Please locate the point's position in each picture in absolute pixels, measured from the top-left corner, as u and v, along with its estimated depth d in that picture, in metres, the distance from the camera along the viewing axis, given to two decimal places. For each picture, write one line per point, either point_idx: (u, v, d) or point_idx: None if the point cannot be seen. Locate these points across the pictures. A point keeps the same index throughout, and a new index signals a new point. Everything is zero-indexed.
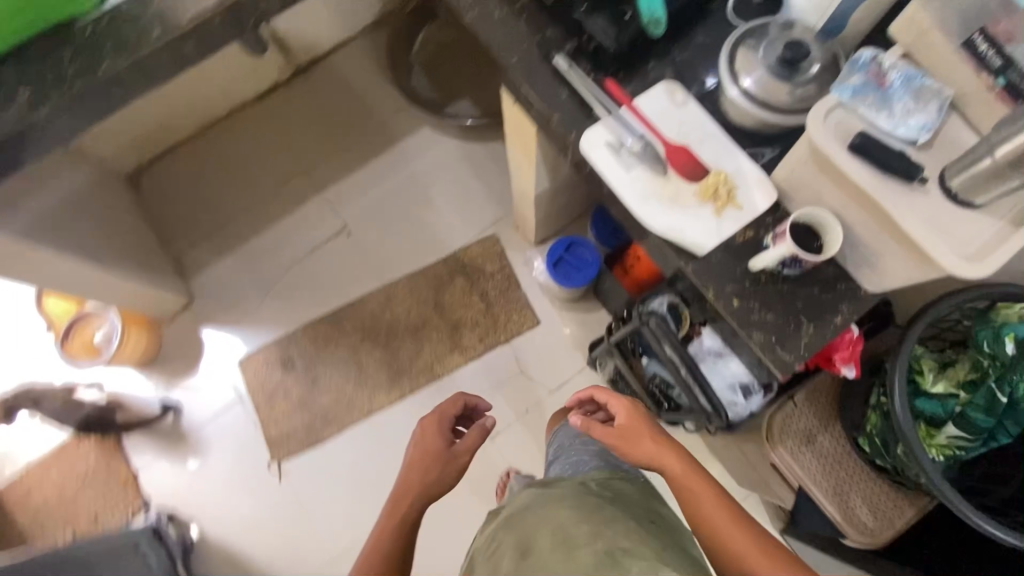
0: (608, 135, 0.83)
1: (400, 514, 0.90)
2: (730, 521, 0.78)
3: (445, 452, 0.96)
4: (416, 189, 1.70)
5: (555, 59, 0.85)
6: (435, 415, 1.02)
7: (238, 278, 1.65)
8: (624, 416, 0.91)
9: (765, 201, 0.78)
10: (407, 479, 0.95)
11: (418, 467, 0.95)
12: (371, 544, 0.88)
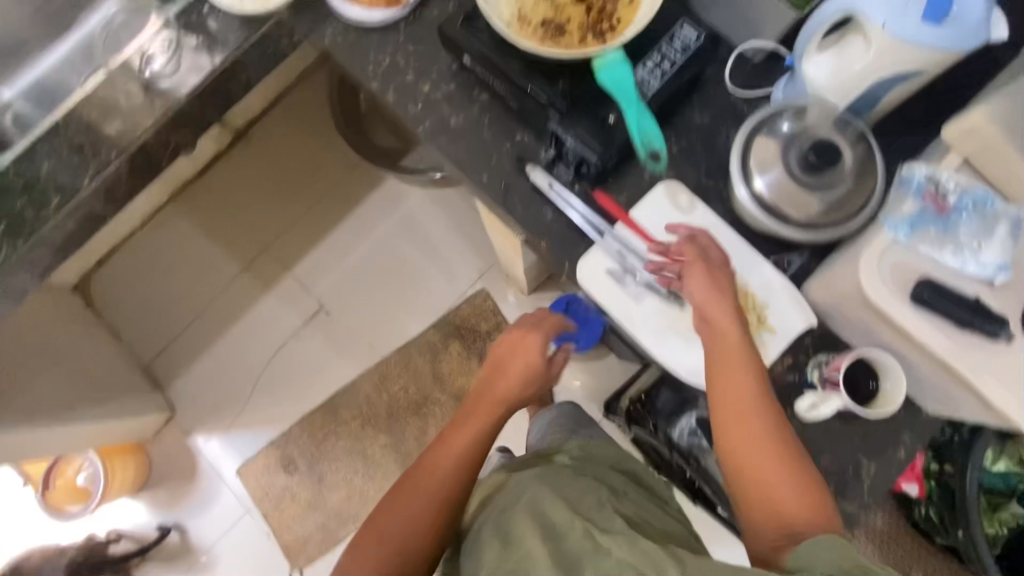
0: (609, 261, 0.71)
1: (455, 443, 0.74)
2: (761, 430, 0.60)
3: (541, 368, 0.78)
4: (392, 252, 1.56)
5: (532, 174, 0.73)
6: (517, 326, 0.81)
7: (219, 378, 1.53)
8: (698, 289, 0.65)
9: (802, 322, 0.67)
10: (465, 433, 0.75)
11: (501, 372, 0.78)
12: (409, 482, 0.72)
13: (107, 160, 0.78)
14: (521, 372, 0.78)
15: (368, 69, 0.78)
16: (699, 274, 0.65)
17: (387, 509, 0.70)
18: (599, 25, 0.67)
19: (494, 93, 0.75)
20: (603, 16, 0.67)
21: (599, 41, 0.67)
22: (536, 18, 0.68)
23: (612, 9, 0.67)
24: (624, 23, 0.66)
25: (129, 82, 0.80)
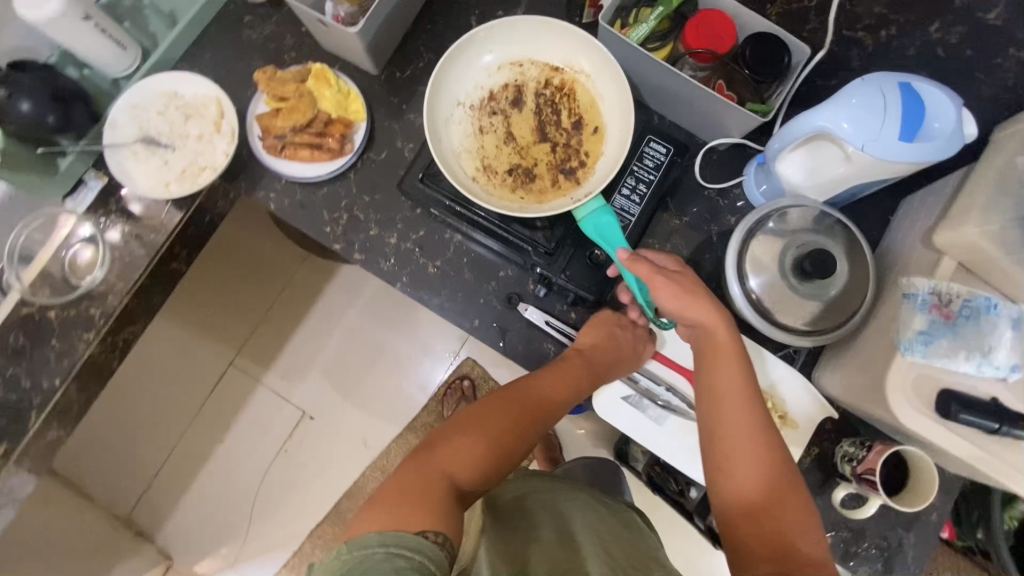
0: (622, 387, 0.69)
1: (539, 392, 0.63)
2: (755, 454, 0.55)
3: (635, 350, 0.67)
4: (365, 339, 1.48)
5: (526, 314, 0.69)
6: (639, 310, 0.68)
7: (212, 513, 1.43)
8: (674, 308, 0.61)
9: (821, 414, 0.67)
10: (556, 373, 0.65)
11: (605, 342, 0.66)
12: (471, 418, 0.61)
13: (52, 389, 0.70)
14: (623, 352, 0.66)
15: (325, 228, 0.73)
16: (665, 286, 0.61)
17: (447, 441, 0.59)
18: (565, 163, 0.67)
19: (466, 234, 0.71)
20: (568, 153, 0.67)
21: (570, 179, 0.67)
22: (501, 165, 0.67)
23: (576, 144, 0.67)
24: (591, 159, 0.67)
25: (52, 293, 0.71)
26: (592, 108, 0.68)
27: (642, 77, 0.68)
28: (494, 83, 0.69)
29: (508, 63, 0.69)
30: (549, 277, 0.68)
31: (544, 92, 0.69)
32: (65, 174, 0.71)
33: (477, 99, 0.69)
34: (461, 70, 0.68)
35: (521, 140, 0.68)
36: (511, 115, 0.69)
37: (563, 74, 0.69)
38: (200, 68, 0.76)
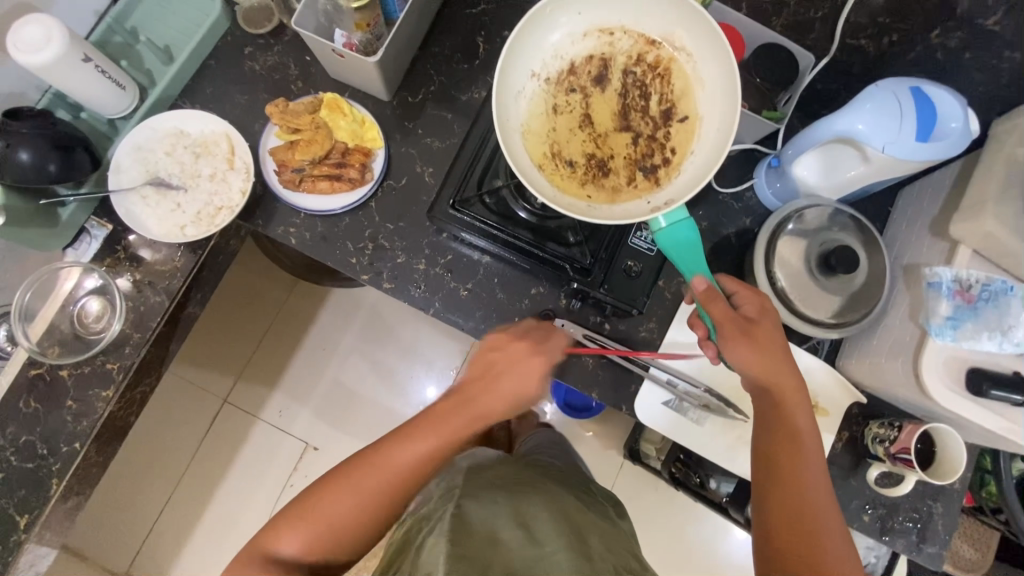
0: (661, 392, 0.70)
1: (415, 453, 0.56)
2: (817, 507, 0.55)
3: (520, 400, 0.60)
4: (364, 362, 1.45)
5: (565, 328, 0.69)
6: (507, 352, 0.60)
7: (218, 557, 1.37)
8: (743, 356, 0.58)
9: (850, 400, 0.70)
10: (446, 419, 0.58)
11: (486, 381, 0.59)
12: (341, 479, 0.55)
13: (72, 452, 0.66)
14: (501, 401, 0.59)
15: (350, 260, 0.72)
16: (736, 336, 0.59)
17: (291, 530, 0.53)
18: (647, 158, 0.59)
19: (495, 254, 0.71)
20: (653, 146, 0.59)
21: (649, 179, 0.59)
22: (575, 151, 0.59)
23: (662, 138, 0.59)
24: (677, 156, 0.58)
25: (63, 351, 0.67)
26: (685, 95, 0.59)
27: None
28: (578, 53, 0.60)
29: (596, 28, 0.60)
30: (584, 291, 0.69)
31: (634, 70, 0.60)
32: (66, 226, 0.67)
33: (555, 71, 0.60)
34: (536, 36, 0.59)
35: (600, 126, 0.60)
36: (591, 94, 0.61)
37: (660, 48, 0.59)
38: (202, 104, 0.74)
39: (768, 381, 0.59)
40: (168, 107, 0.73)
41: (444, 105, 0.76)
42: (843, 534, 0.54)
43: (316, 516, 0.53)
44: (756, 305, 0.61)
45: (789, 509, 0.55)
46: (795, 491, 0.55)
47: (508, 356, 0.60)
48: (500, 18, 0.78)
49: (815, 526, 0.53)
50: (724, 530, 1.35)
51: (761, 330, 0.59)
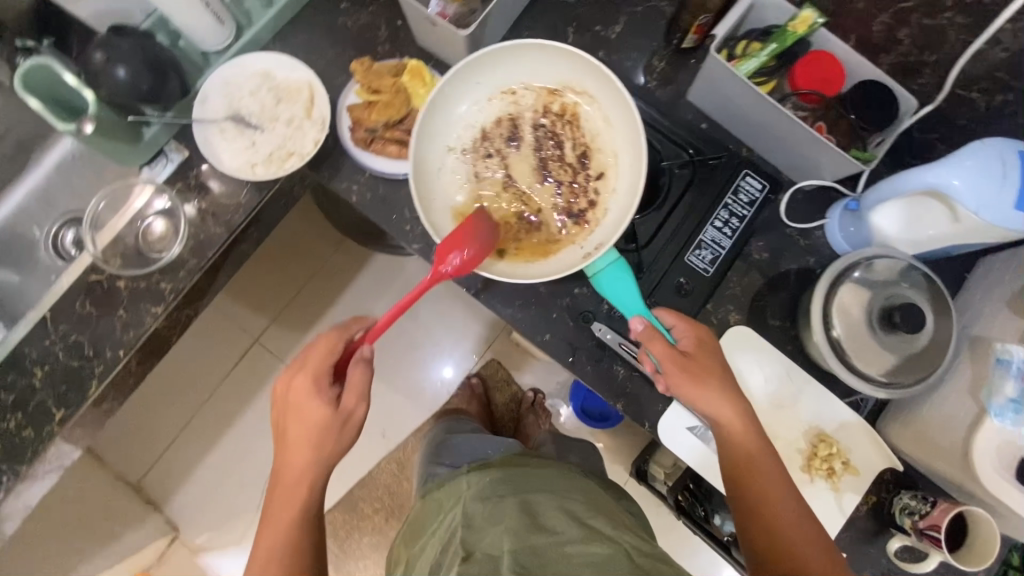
0: (688, 417, 0.68)
1: (292, 506, 0.66)
2: (787, 519, 0.57)
3: (340, 414, 0.68)
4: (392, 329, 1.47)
5: (602, 336, 0.69)
6: (287, 393, 0.69)
7: (223, 487, 1.43)
8: (688, 392, 0.59)
9: (884, 465, 0.67)
10: (286, 470, 0.68)
11: (297, 407, 0.68)
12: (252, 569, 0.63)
13: (115, 359, 0.69)
14: (315, 430, 0.67)
15: (404, 227, 0.72)
16: (677, 368, 0.60)
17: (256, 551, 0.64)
18: (573, 202, 0.69)
19: None
20: (576, 191, 0.69)
21: (580, 223, 0.68)
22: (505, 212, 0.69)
23: (583, 182, 0.69)
24: (599, 196, 0.68)
25: (123, 262, 0.70)
26: (594, 139, 0.70)
27: (745, 108, 0.68)
28: (487, 119, 0.71)
29: (499, 92, 0.70)
30: None
31: (543, 123, 0.71)
32: (149, 143, 0.70)
33: (469, 140, 0.70)
34: (450, 108, 0.69)
35: (524, 183, 0.69)
36: (507, 154, 0.70)
37: (563, 97, 0.70)
38: (291, 50, 0.76)
39: (716, 413, 0.60)
40: (259, 48, 0.75)
41: None
42: (818, 540, 0.56)
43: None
44: (694, 335, 0.62)
45: (766, 531, 0.56)
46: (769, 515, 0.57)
47: (294, 393, 0.69)
48: (594, 14, 0.77)
49: (787, 541, 0.55)
50: (718, 570, 1.32)
51: (699, 362, 0.60)
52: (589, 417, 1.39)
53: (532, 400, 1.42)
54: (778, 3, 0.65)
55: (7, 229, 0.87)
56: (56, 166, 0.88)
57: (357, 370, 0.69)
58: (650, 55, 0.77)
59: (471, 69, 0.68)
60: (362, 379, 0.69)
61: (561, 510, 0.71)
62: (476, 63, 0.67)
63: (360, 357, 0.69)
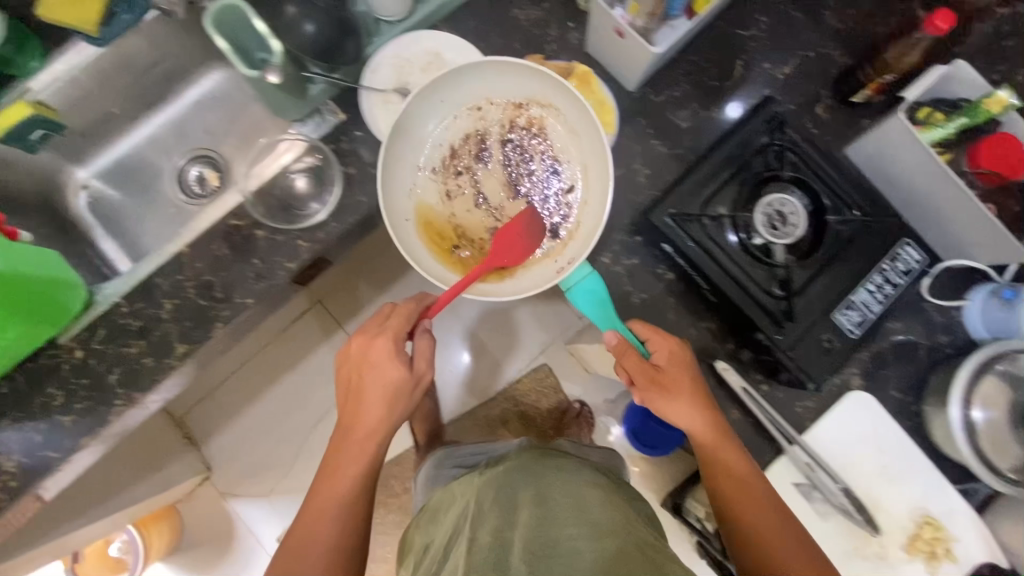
0: (797, 472, 0.68)
1: (347, 473, 0.69)
2: (774, 524, 0.60)
3: (413, 376, 0.72)
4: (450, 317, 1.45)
5: (725, 377, 0.68)
6: (364, 352, 0.71)
7: (261, 437, 1.44)
8: (658, 407, 0.65)
9: (983, 558, 0.67)
10: (354, 427, 0.70)
11: (364, 368, 0.71)
12: (299, 530, 0.67)
13: (242, 305, 0.69)
14: (386, 394, 0.70)
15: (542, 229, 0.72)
16: (645, 383, 0.66)
17: (310, 518, 0.67)
18: (549, 217, 0.72)
19: (682, 274, 0.70)
20: (548, 205, 0.73)
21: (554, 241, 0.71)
22: (478, 230, 0.73)
23: (556, 196, 0.72)
24: (573, 208, 0.72)
25: (268, 213, 0.71)
26: (563, 150, 0.73)
27: (914, 177, 0.66)
28: (456, 136, 0.73)
29: (466, 108, 0.73)
30: (767, 350, 0.65)
31: (511, 138, 0.74)
32: (309, 101, 0.69)
33: (438, 159, 0.73)
34: (423, 129, 0.72)
35: (495, 200, 0.73)
36: (476, 171, 0.74)
37: (526, 110, 0.73)
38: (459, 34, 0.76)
39: (689, 424, 0.64)
40: (429, 26, 0.75)
41: (681, 115, 0.74)
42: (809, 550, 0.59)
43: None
44: (670, 347, 0.66)
45: (753, 543, 0.59)
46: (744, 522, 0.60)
47: (373, 352, 0.71)
48: (764, 52, 0.76)
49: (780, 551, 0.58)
50: None
51: (670, 376, 0.65)
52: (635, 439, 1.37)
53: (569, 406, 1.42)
54: (976, 79, 0.64)
55: (136, 155, 0.88)
56: (193, 106, 0.89)
57: (424, 339, 0.74)
58: (815, 102, 0.75)
59: (435, 88, 0.70)
60: (430, 347, 0.74)
61: (574, 506, 0.64)
62: (442, 81, 0.69)
63: (421, 330, 0.75)
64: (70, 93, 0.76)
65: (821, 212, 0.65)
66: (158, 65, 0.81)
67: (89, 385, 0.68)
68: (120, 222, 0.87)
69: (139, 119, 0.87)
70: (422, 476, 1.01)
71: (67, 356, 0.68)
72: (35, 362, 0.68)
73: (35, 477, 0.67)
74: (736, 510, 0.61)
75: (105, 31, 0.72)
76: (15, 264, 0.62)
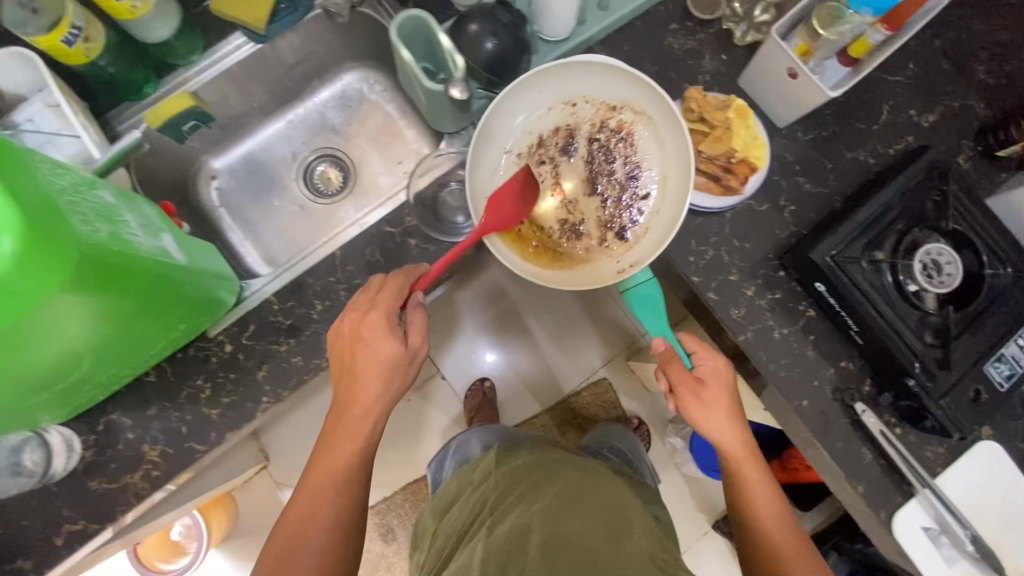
0: (926, 516, 0.70)
1: (347, 450, 0.66)
2: (777, 530, 0.67)
3: (408, 351, 0.65)
4: (514, 327, 1.41)
5: (864, 418, 0.69)
6: (357, 330, 0.64)
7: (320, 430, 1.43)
8: (693, 415, 0.69)
9: None
10: (353, 408, 0.65)
11: (360, 345, 0.64)
12: (298, 508, 0.64)
13: None
14: (383, 371, 0.65)
15: (688, 257, 0.73)
16: (686, 393, 0.68)
17: (309, 497, 0.64)
18: (617, 218, 0.72)
19: (824, 313, 0.72)
20: (620, 207, 0.72)
21: (620, 240, 0.71)
22: (550, 219, 0.73)
23: (628, 200, 0.72)
24: (643, 215, 0.71)
25: (423, 220, 0.72)
26: (645, 159, 0.72)
27: None
28: (546, 127, 0.73)
29: (561, 101, 0.72)
30: (915, 399, 0.66)
31: (597, 138, 0.73)
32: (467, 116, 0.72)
33: (526, 146, 0.73)
34: (516, 117, 0.72)
35: (571, 194, 0.73)
36: (560, 164, 0.73)
37: (620, 113, 0.72)
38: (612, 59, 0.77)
39: (717, 434, 0.69)
40: (584, 50, 0.76)
41: (829, 155, 0.75)
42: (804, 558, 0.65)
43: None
44: (713, 364, 0.70)
45: (753, 543, 0.67)
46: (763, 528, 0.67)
47: (365, 329, 0.64)
48: (910, 100, 0.77)
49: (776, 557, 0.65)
50: None
51: (709, 386, 0.69)
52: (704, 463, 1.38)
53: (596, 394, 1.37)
54: None
55: (262, 151, 0.89)
56: (321, 107, 0.90)
57: (418, 313, 0.66)
58: (957, 152, 0.76)
59: (537, 79, 0.69)
60: (424, 321, 0.67)
61: (592, 514, 0.69)
62: (544, 72, 0.68)
63: (414, 303, 0.67)
64: (221, 86, 0.77)
65: (979, 268, 0.67)
66: (301, 64, 0.82)
67: (238, 378, 0.69)
68: (243, 216, 0.87)
69: (266, 118, 0.88)
70: (446, 464, 1.08)
71: (216, 349, 0.69)
72: (184, 354, 0.69)
73: (179, 467, 0.68)
74: (760, 519, 0.67)
75: (270, 28, 0.73)
76: (197, 262, 0.59)
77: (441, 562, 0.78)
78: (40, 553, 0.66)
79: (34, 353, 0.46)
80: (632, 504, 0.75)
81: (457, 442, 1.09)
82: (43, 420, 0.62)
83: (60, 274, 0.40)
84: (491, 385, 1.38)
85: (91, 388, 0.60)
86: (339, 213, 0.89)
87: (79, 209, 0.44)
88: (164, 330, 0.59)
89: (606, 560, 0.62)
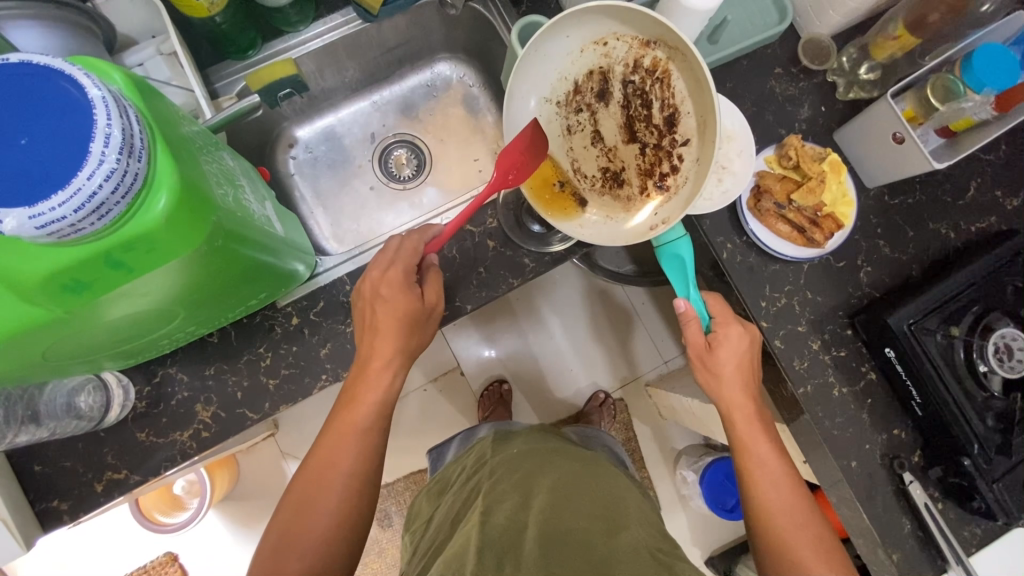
0: None
1: (369, 401, 0.62)
2: (794, 522, 0.63)
3: (425, 308, 0.64)
4: (541, 334, 1.42)
5: (911, 488, 0.70)
6: (376, 288, 0.63)
7: None
8: (705, 381, 0.69)
9: None
10: (376, 358, 0.62)
11: (392, 295, 0.62)
12: (318, 462, 0.60)
13: (460, 310, 0.72)
14: (403, 327, 0.62)
15: (761, 301, 0.73)
16: (697, 356, 0.69)
17: (329, 452, 0.61)
18: (657, 168, 0.61)
19: (885, 377, 0.72)
20: (660, 155, 0.61)
21: (660, 192, 0.61)
22: (590, 167, 0.65)
23: (667, 147, 0.60)
24: (682, 163, 0.59)
25: (511, 226, 0.73)
26: (685, 101, 0.58)
27: None
28: (579, 72, 0.63)
29: (591, 42, 0.61)
30: (969, 478, 0.67)
31: (632, 80, 0.61)
32: None
33: (562, 93, 0.64)
34: (542, 66, 0.63)
35: (609, 141, 0.64)
36: (597, 111, 0.64)
37: (655, 51, 0.59)
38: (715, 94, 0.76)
39: (723, 402, 0.69)
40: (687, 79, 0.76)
41: (912, 222, 0.75)
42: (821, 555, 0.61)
43: (280, 543, 0.57)
44: (733, 335, 0.67)
45: (762, 536, 0.64)
46: (779, 528, 0.63)
47: (385, 287, 0.62)
48: (998, 180, 0.76)
49: (789, 552, 0.62)
50: None
51: (723, 361, 0.67)
52: (721, 510, 1.34)
53: (603, 402, 1.37)
54: None
55: (347, 133, 0.89)
56: (407, 91, 0.90)
57: (432, 274, 0.66)
58: None
59: (556, 25, 0.59)
60: (438, 283, 0.66)
61: (593, 498, 0.65)
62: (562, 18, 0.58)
63: (427, 265, 0.67)
64: (320, 58, 0.76)
65: None
66: (400, 47, 0.82)
67: (300, 352, 0.69)
68: (319, 192, 0.87)
69: (352, 95, 0.87)
70: (451, 450, 0.98)
71: (282, 320, 0.69)
72: (249, 320, 0.68)
73: (228, 431, 0.68)
74: (771, 517, 0.64)
75: (382, 9, 0.71)
76: (290, 236, 0.61)
77: (432, 541, 0.68)
78: (77, 496, 0.65)
79: (124, 310, 0.44)
80: (632, 495, 0.71)
81: (466, 431, 0.98)
82: (103, 367, 0.60)
83: (196, 233, 0.40)
84: (508, 388, 1.37)
85: (149, 348, 0.59)
86: (411, 199, 0.90)
87: (214, 169, 0.44)
88: (245, 298, 0.59)
89: (606, 552, 0.56)
